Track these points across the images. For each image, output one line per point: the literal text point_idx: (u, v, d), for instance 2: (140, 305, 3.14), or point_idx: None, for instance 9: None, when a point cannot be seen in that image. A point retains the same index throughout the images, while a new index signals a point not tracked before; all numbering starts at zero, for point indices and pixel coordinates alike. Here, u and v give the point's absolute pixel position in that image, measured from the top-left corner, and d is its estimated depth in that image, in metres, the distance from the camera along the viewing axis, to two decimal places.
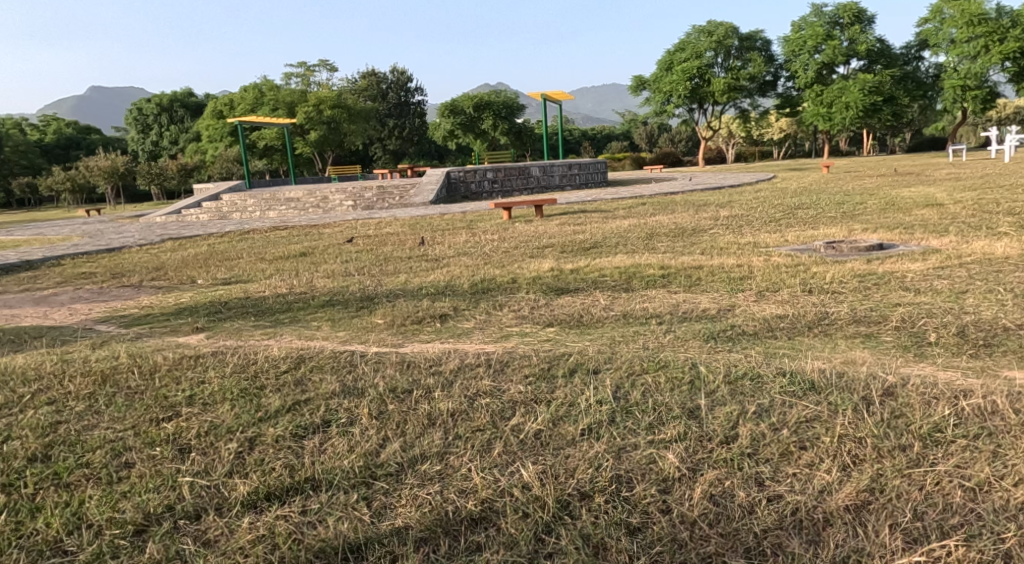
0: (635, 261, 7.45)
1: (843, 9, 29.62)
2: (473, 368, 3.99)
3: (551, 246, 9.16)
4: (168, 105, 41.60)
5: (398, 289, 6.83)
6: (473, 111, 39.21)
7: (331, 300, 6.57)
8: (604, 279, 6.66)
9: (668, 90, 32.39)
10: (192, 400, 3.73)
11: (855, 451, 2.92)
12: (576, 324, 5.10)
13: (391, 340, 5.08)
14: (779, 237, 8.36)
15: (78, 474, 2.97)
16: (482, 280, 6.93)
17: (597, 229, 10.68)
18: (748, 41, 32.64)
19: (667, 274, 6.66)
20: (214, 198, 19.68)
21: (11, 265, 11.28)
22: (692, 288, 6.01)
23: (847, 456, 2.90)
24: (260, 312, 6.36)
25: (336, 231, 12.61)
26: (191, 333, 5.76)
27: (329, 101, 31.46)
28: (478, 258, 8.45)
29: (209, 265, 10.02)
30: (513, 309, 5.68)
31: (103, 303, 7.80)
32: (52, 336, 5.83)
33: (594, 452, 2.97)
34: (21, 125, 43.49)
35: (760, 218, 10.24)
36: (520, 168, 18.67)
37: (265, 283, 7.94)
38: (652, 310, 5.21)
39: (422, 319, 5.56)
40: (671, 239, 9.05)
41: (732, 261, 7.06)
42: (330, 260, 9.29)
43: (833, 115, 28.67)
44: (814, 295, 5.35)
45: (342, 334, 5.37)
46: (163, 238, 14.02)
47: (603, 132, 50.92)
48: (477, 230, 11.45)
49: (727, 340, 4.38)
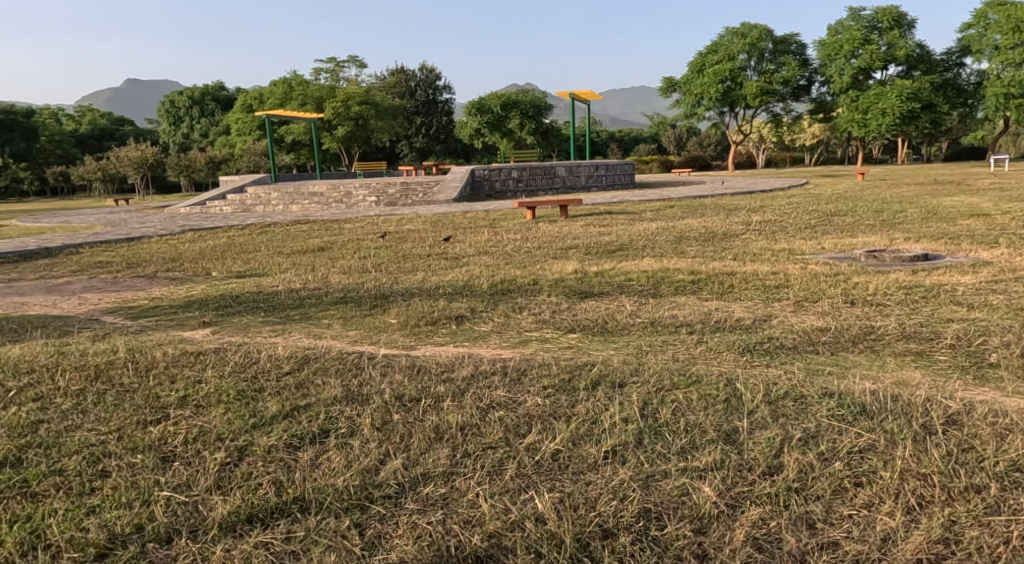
0: (663, 265, 7.17)
1: (882, 13, 29.13)
2: (487, 376, 3.71)
3: (576, 247, 8.84)
4: (199, 97, 41.88)
5: (414, 288, 6.57)
6: (501, 110, 38.99)
7: (345, 297, 6.30)
8: (630, 283, 6.38)
9: (699, 92, 31.99)
10: (185, 402, 3.46)
11: (922, 491, 2.58)
12: (600, 330, 4.80)
13: (403, 341, 4.80)
14: (816, 244, 7.98)
15: (47, 483, 2.70)
16: (502, 280, 6.67)
17: (623, 231, 10.36)
18: (783, 45, 31.90)
19: (697, 280, 6.36)
20: (239, 190, 19.58)
21: (29, 252, 11.17)
22: (725, 296, 5.69)
23: (911, 496, 2.56)
24: (271, 308, 6.11)
25: (358, 227, 12.39)
26: (197, 328, 5.51)
27: (357, 97, 31.27)
28: (500, 257, 8.18)
29: (227, 257, 9.84)
30: (534, 312, 5.39)
31: (114, 294, 7.58)
32: (55, 326, 5.63)
33: (620, 479, 2.66)
34: (56, 114, 43.92)
35: (794, 224, 9.85)
36: (546, 168, 18.36)
37: (279, 277, 7.71)
38: (682, 318, 4.90)
39: (436, 320, 5.29)
40: (701, 243, 8.72)
41: (766, 269, 6.75)
42: (348, 255, 9.05)
43: (868, 121, 28.04)
44: (857, 306, 5.00)
45: (352, 334, 5.09)
46: (184, 229, 13.87)
47: (631, 136, 50.54)
48: (500, 229, 11.18)
49: (762, 353, 4.06)
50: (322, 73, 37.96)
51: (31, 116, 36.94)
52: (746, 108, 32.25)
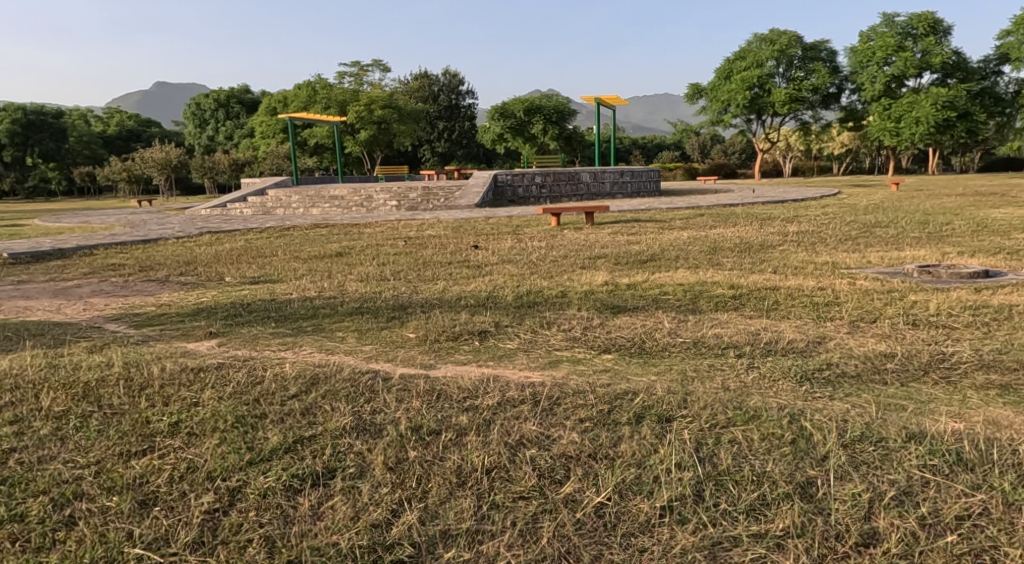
0: (698, 278, 6.77)
1: (917, 19, 28.29)
2: (517, 405, 3.31)
3: (604, 256, 8.43)
4: (225, 100, 41.89)
5: (434, 298, 6.20)
6: (524, 115, 38.64)
7: (361, 307, 5.91)
8: (665, 297, 6.00)
9: (726, 99, 31.43)
10: (176, 429, 3.10)
11: None
12: (638, 350, 4.39)
13: (424, 359, 4.43)
14: (860, 257, 7.53)
15: (5, 534, 2.46)
16: (527, 291, 6.27)
17: (653, 240, 9.95)
18: (813, 51, 31.21)
19: (738, 295, 5.94)
20: (260, 192, 19.31)
21: (43, 253, 10.92)
22: (771, 313, 5.27)
23: None
24: (283, 318, 5.73)
25: (378, 232, 12.06)
26: (203, 338, 5.17)
27: (380, 101, 31.00)
28: (525, 266, 7.81)
29: (242, 262, 9.49)
30: (563, 328, 5.00)
31: (123, 298, 7.28)
32: (54, 335, 5.33)
33: (680, 546, 2.38)
34: (85, 115, 44.12)
35: (833, 235, 9.39)
36: (570, 174, 17.92)
37: (294, 283, 7.37)
38: (728, 340, 4.49)
39: (457, 336, 4.91)
40: (737, 254, 8.28)
41: (809, 283, 6.32)
42: (366, 262, 8.70)
43: (901, 130, 27.45)
44: (920, 329, 4.54)
45: (367, 349, 4.73)
46: (202, 231, 13.62)
47: (655, 142, 50.03)
48: (524, 236, 10.78)
49: (823, 383, 3.63)
50: (346, 77, 37.83)
51: (60, 117, 37.12)
52: (774, 115, 31.63)
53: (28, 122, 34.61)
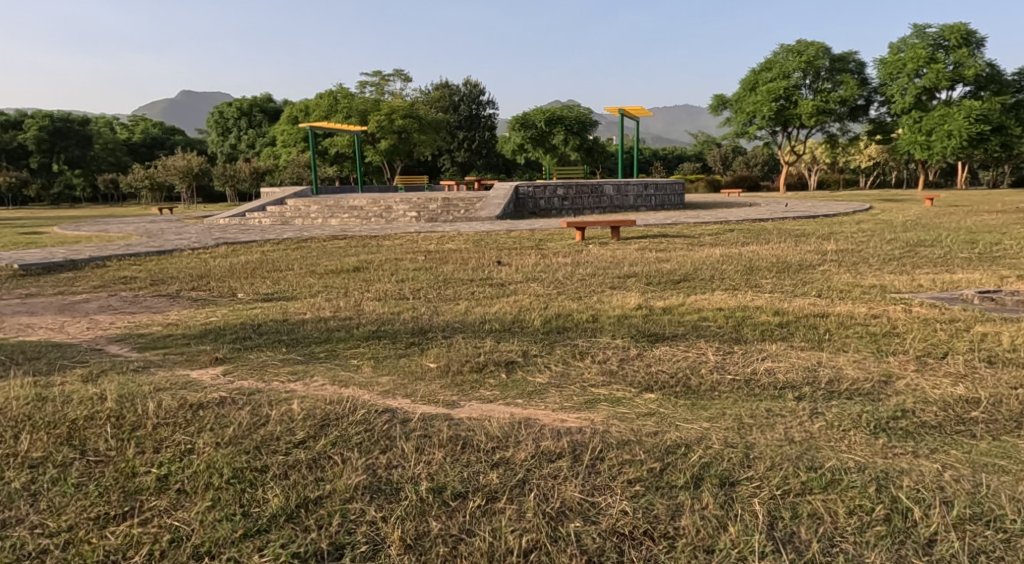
0: (738, 301, 6.33)
1: (949, 30, 27.64)
2: (555, 460, 2.91)
3: (634, 276, 7.99)
4: (248, 109, 41.83)
5: (457, 321, 5.79)
6: (545, 126, 38.28)
7: (377, 331, 5.51)
8: (705, 324, 5.55)
9: (751, 111, 30.88)
10: (164, 485, 2.82)
11: None
12: (684, 391, 3.95)
13: (446, 395, 4.02)
14: (910, 280, 7.06)
15: None
16: (556, 315, 5.85)
17: (683, 257, 9.52)
18: (841, 63, 30.61)
19: (785, 323, 5.48)
20: (279, 201, 19.03)
21: (54, 263, 10.64)
22: (827, 345, 4.81)
23: None
24: (293, 342, 5.33)
25: (397, 245, 11.72)
26: (208, 365, 4.77)
27: (401, 110, 30.76)
28: (550, 285, 7.40)
29: (256, 276, 9.14)
30: (597, 359, 4.59)
31: (130, 315, 6.92)
32: (51, 358, 4.99)
33: None
34: (110, 124, 44.27)
35: (875, 255, 8.90)
36: (593, 186, 17.50)
37: (308, 301, 7.00)
38: (784, 378, 4.04)
39: (482, 368, 4.49)
40: (776, 275, 7.82)
41: (860, 310, 5.85)
42: (385, 278, 8.34)
43: (932, 143, 26.85)
44: (1000, 369, 4.07)
45: (383, 382, 4.30)
46: (219, 242, 13.32)
47: (676, 153, 49.48)
48: (547, 252, 10.36)
49: (903, 434, 3.19)
50: (368, 86, 37.68)
51: (85, 125, 37.20)
52: (800, 127, 31.06)
53: (55, 129, 34.71)
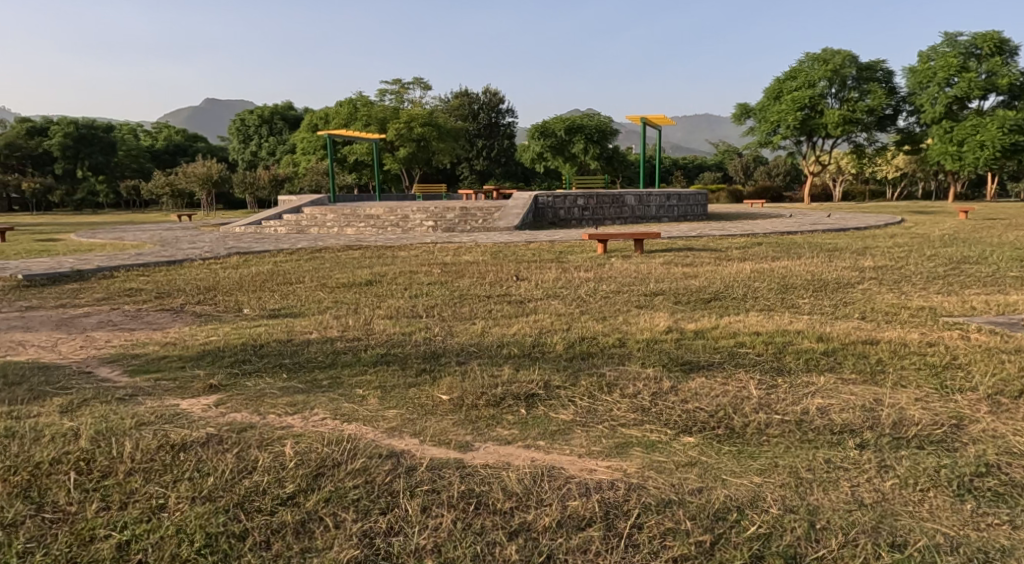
0: (776, 324, 5.86)
1: (982, 38, 26.94)
2: (584, 528, 2.67)
3: (662, 293, 7.54)
4: (269, 116, 41.74)
5: (472, 343, 5.37)
6: (565, 134, 37.96)
7: (386, 355, 5.08)
8: (743, 351, 5.08)
9: (775, 120, 30.32)
10: (124, 557, 2.62)
11: None
12: (727, 433, 3.51)
13: (458, 435, 3.59)
14: (960, 301, 6.59)
15: None
16: (580, 338, 5.41)
17: (711, 273, 9.06)
18: (869, 72, 29.97)
19: (831, 351, 5.00)
20: (296, 209, 18.72)
21: (60, 273, 10.33)
22: (880, 379, 4.34)
23: None
24: (295, 367, 4.91)
25: (413, 256, 11.35)
26: (201, 395, 4.36)
27: (420, 118, 30.53)
28: (572, 302, 6.94)
29: (266, 289, 8.79)
30: (628, 392, 4.15)
31: (128, 332, 6.52)
32: (35, 384, 4.63)
33: None
34: (133, 131, 44.42)
35: (917, 273, 8.40)
36: (614, 197, 17.06)
37: (315, 319, 6.62)
38: (840, 420, 3.54)
39: (498, 402, 4.05)
40: (813, 294, 7.37)
41: (912, 336, 5.36)
42: (398, 293, 7.94)
43: (964, 154, 26.21)
44: None
45: (391, 416, 3.89)
46: (232, 251, 12.98)
47: (696, 163, 48.93)
48: (568, 265, 9.93)
49: (992, 497, 2.77)
50: (387, 94, 37.49)
51: (109, 131, 37.22)
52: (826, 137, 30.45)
53: (79, 136, 34.73)
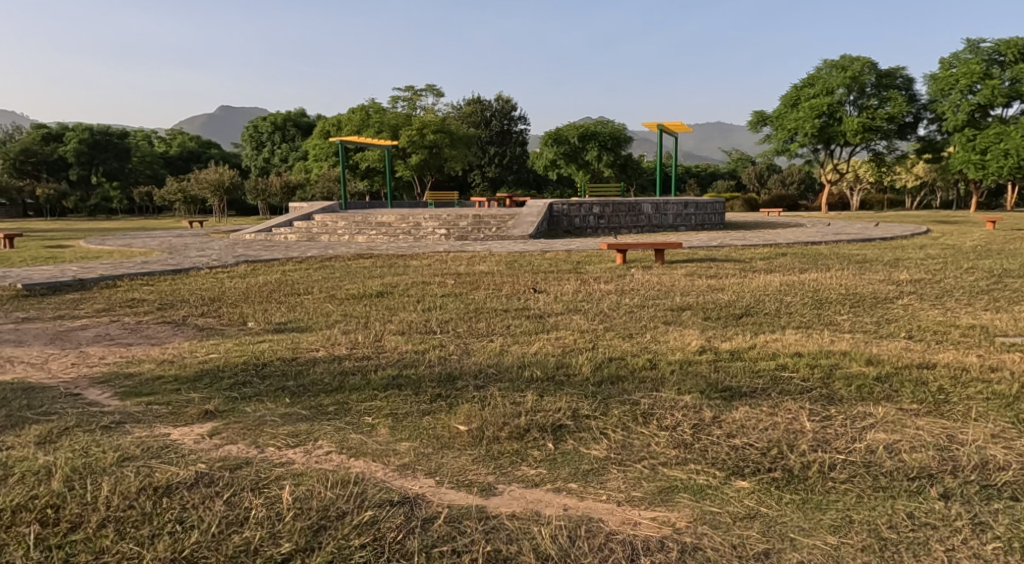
0: (817, 344, 5.41)
1: (1006, 45, 26.35)
2: None
3: (689, 308, 7.12)
4: (281, 123, 41.54)
5: (489, 364, 4.94)
6: (578, 141, 37.60)
7: (396, 377, 4.66)
8: (786, 375, 4.62)
9: (793, 127, 29.86)
10: None
11: None
12: (784, 476, 3.08)
13: (479, 476, 3.18)
14: (1011, 319, 6.14)
15: None
16: (607, 359, 4.97)
17: (738, 286, 8.62)
18: (888, 78, 29.39)
19: (884, 376, 4.53)
20: (307, 217, 18.38)
21: (62, 282, 9.97)
22: (948, 411, 3.87)
23: None
24: (300, 391, 4.49)
25: (425, 265, 10.97)
26: (194, 422, 3.96)
27: (432, 125, 30.20)
28: (595, 318, 6.51)
29: (272, 301, 8.42)
30: (666, 423, 3.72)
31: (124, 348, 6.12)
32: (16, 408, 4.26)
33: None
34: (147, 137, 44.29)
35: (957, 287, 7.94)
36: (631, 204, 16.65)
37: (323, 333, 6.24)
38: (914, 462, 3.11)
39: (523, 435, 3.62)
40: (851, 309, 6.92)
41: (970, 359, 4.90)
42: (410, 305, 7.55)
43: (987, 162, 25.67)
44: None
45: (402, 450, 3.49)
46: (240, 259, 12.62)
47: (710, 171, 48.40)
48: (587, 276, 9.52)
49: None
50: (399, 101, 37.23)
51: (123, 137, 37.12)
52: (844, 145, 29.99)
53: (93, 142, 34.61)
